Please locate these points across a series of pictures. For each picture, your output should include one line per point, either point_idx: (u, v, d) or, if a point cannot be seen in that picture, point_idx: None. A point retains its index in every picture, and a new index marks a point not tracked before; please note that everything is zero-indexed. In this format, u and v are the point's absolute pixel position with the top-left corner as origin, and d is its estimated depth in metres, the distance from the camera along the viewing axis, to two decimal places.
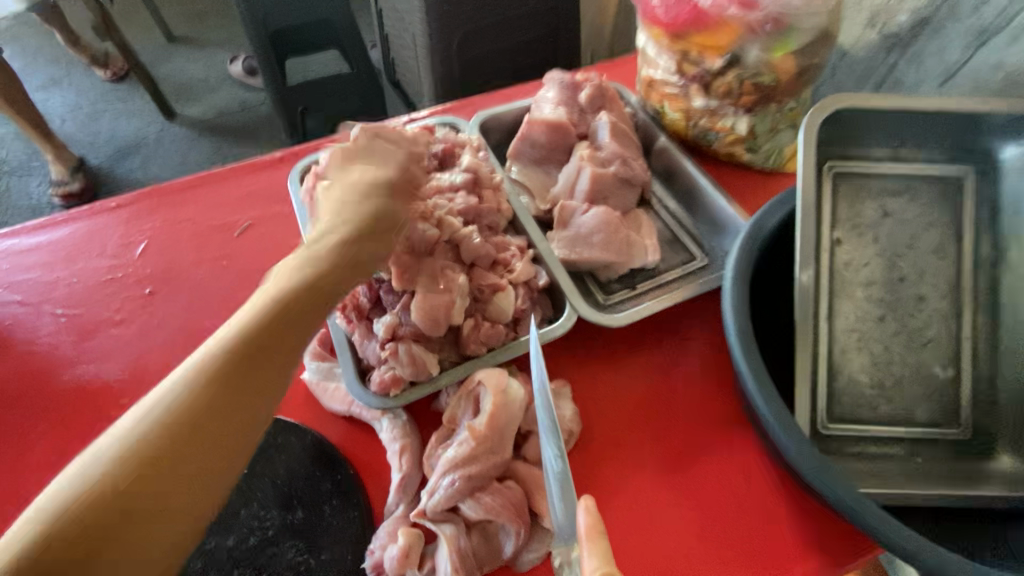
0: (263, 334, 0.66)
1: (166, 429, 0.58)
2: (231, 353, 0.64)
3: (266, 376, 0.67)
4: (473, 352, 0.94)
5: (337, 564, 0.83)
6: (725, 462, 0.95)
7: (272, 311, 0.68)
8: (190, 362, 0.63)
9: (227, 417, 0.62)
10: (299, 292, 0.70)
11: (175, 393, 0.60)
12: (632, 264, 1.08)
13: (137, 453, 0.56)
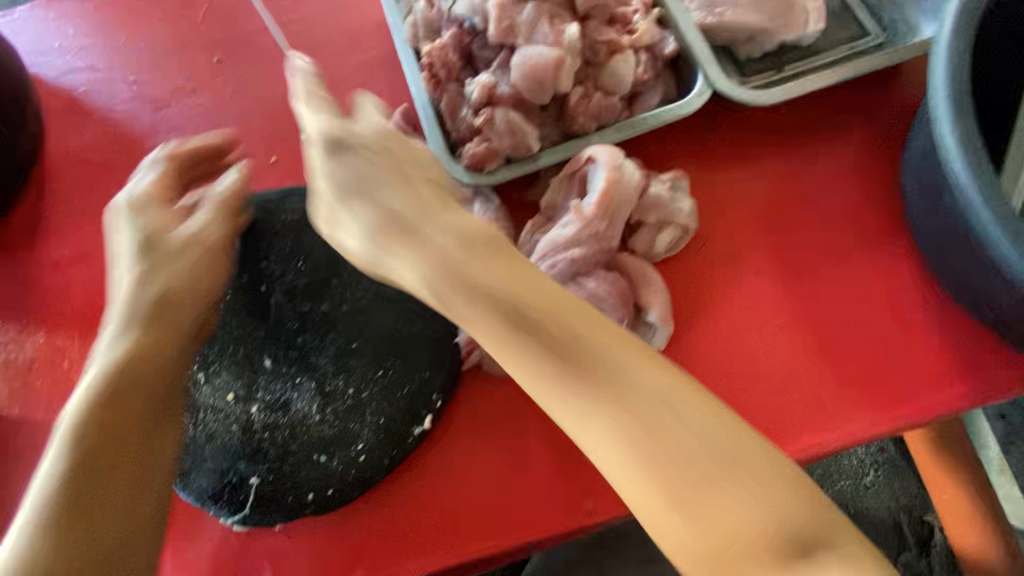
0: (167, 266, 0.68)
1: (139, 349, 0.63)
2: (152, 287, 0.67)
3: (196, 281, 0.69)
4: (580, 129, 0.79)
5: (428, 337, 0.79)
6: (863, 273, 0.80)
7: (149, 258, 0.68)
8: (115, 315, 0.66)
9: (147, 336, 0.65)
10: (153, 241, 0.69)
11: (105, 352, 0.63)
12: (789, 33, 0.86)
13: (121, 364, 0.62)
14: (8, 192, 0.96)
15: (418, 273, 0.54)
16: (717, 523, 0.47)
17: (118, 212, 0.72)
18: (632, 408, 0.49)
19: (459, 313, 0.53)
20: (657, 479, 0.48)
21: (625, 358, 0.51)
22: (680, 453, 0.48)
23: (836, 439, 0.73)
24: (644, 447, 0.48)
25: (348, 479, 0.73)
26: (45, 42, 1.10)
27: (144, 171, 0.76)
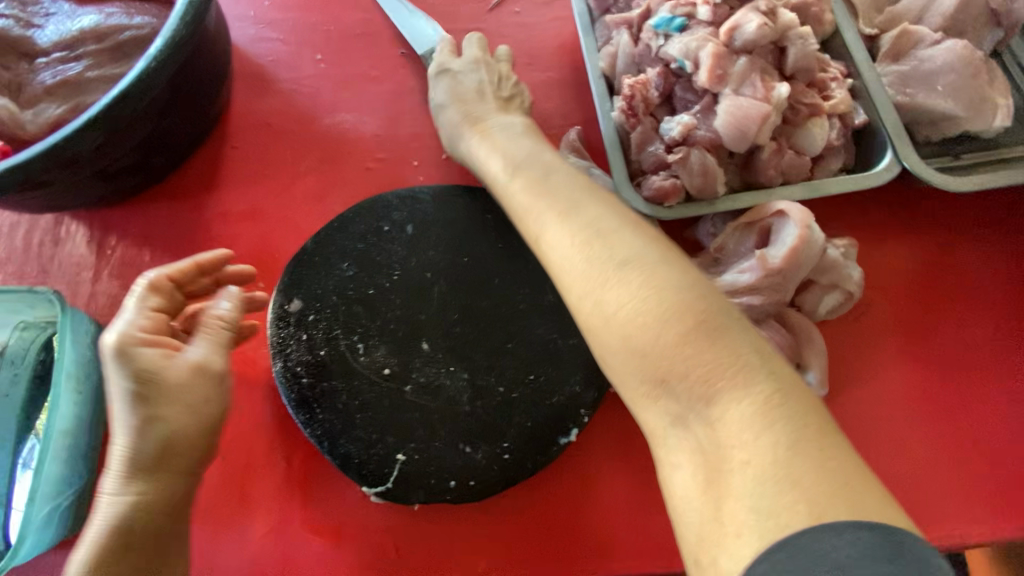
0: (130, 367, 0.61)
1: (132, 442, 0.60)
2: (125, 394, 0.60)
3: (165, 399, 0.61)
4: (765, 181, 0.81)
5: (584, 352, 0.81)
6: (1019, 373, 0.80)
7: (126, 367, 0.60)
8: (111, 406, 0.62)
9: (143, 416, 0.60)
10: (126, 344, 0.61)
11: (119, 439, 0.61)
12: (975, 125, 0.87)
13: (130, 461, 0.60)
14: (195, 141, 1.02)
15: (508, 178, 0.72)
16: (712, 443, 0.48)
17: (129, 303, 0.66)
18: (637, 300, 0.52)
19: (524, 221, 0.65)
20: (651, 382, 0.52)
21: (633, 266, 0.54)
22: (668, 358, 0.50)
23: (976, 534, 0.74)
24: (638, 351, 0.52)
25: (492, 476, 0.75)
26: (239, 5, 1.16)
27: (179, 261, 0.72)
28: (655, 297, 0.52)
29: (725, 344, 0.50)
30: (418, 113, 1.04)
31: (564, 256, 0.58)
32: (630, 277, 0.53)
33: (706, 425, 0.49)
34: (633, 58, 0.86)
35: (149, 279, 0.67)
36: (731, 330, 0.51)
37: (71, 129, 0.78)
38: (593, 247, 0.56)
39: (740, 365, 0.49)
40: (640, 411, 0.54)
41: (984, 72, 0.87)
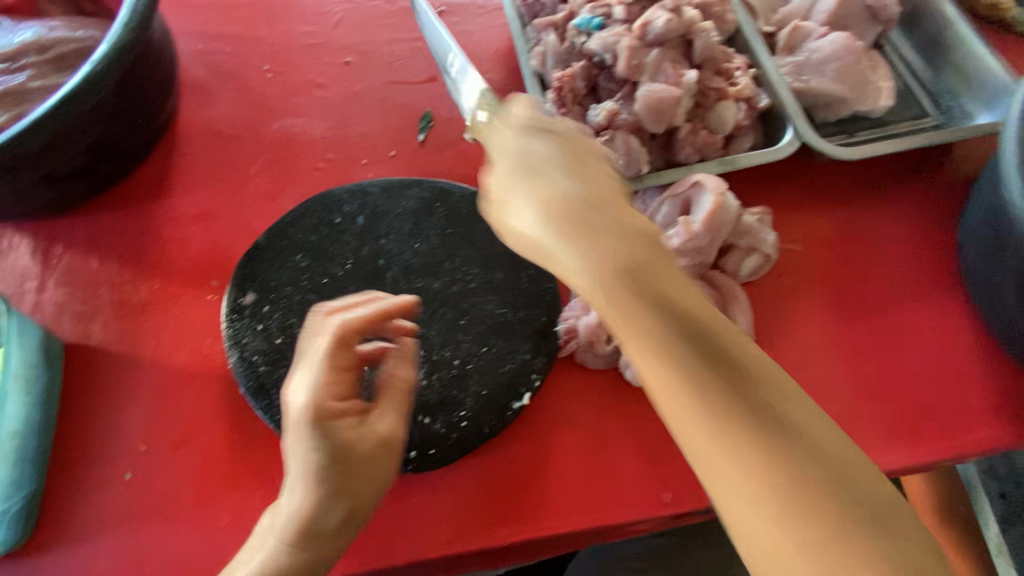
0: (323, 433, 0.66)
1: (323, 492, 0.67)
2: (327, 452, 0.66)
3: (358, 455, 0.68)
4: (685, 159, 0.90)
5: (532, 324, 0.86)
6: (924, 316, 0.90)
7: (325, 431, 0.66)
8: (296, 457, 0.66)
9: (350, 475, 0.67)
10: (321, 406, 0.67)
11: (310, 491, 0.67)
12: (863, 105, 0.99)
13: (315, 510, 0.67)
14: (144, 148, 1.04)
15: (541, 221, 0.58)
16: (827, 549, 0.47)
17: (319, 348, 0.69)
18: (710, 412, 0.50)
19: (549, 259, 0.58)
20: (768, 507, 0.49)
21: (713, 373, 0.51)
22: (709, 451, 0.50)
23: (897, 462, 0.81)
24: (721, 486, 0.50)
25: (451, 444, 0.79)
26: (185, 22, 1.20)
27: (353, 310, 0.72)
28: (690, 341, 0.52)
29: (812, 457, 0.49)
30: (366, 116, 1.09)
31: (641, 350, 0.52)
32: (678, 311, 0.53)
33: (763, 520, 0.49)
34: (561, 55, 0.95)
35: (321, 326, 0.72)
36: (818, 437, 0.50)
37: (14, 132, 0.79)
38: (644, 338, 0.52)
39: (811, 468, 0.49)
40: (728, 517, 0.50)
41: (866, 59, 0.99)
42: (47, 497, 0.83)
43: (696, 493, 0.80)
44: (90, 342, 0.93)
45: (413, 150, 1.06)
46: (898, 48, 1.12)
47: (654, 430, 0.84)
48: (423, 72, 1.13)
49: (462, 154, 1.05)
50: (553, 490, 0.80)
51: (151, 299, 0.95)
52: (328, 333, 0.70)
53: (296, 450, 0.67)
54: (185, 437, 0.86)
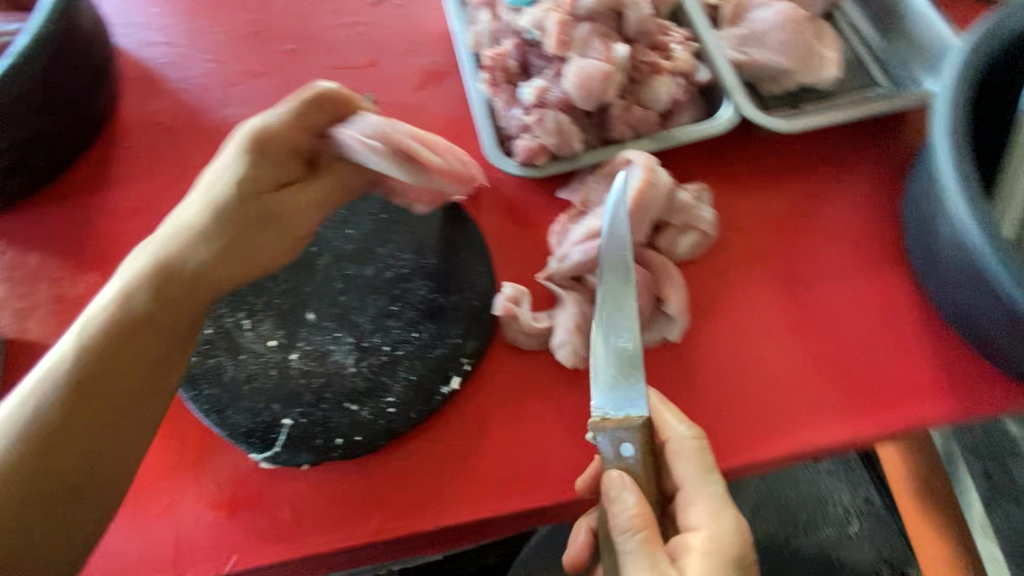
0: (246, 182, 0.75)
1: (190, 260, 0.72)
2: (213, 217, 0.74)
3: (257, 251, 0.77)
4: (618, 137, 0.89)
5: (464, 308, 0.85)
6: (869, 290, 0.88)
7: (248, 180, 0.76)
8: (214, 189, 0.76)
9: (231, 239, 0.74)
10: (265, 158, 0.76)
11: (181, 245, 0.72)
12: (807, 77, 0.97)
13: (183, 265, 0.71)
14: (82, 141, 1.03)
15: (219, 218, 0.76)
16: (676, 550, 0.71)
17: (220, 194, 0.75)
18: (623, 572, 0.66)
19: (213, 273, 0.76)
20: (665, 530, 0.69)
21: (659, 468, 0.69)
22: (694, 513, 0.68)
23: (831, 438, 0.80)
24: None
25: (378, 430, 0.78)
26: (127, 13, 1.19)
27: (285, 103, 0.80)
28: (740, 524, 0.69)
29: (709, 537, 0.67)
30: None
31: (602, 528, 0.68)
32: (722, 496, 0.70)
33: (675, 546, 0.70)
34: (494, 34, 0.93)
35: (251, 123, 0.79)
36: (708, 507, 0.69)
37: None
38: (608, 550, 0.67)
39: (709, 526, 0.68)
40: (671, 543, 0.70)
41: (811, 29, 0.96)
42: None
43: None
44: (28, 336, 0.92)
45: None
46: (851, 18, 1.09)
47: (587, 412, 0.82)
48: (364, 56, 1.12)
49: None
50: (482, 475, 0.79)
51: (89, 293, 0.95)
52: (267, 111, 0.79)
53: (218, 180, 0.76)
54: None
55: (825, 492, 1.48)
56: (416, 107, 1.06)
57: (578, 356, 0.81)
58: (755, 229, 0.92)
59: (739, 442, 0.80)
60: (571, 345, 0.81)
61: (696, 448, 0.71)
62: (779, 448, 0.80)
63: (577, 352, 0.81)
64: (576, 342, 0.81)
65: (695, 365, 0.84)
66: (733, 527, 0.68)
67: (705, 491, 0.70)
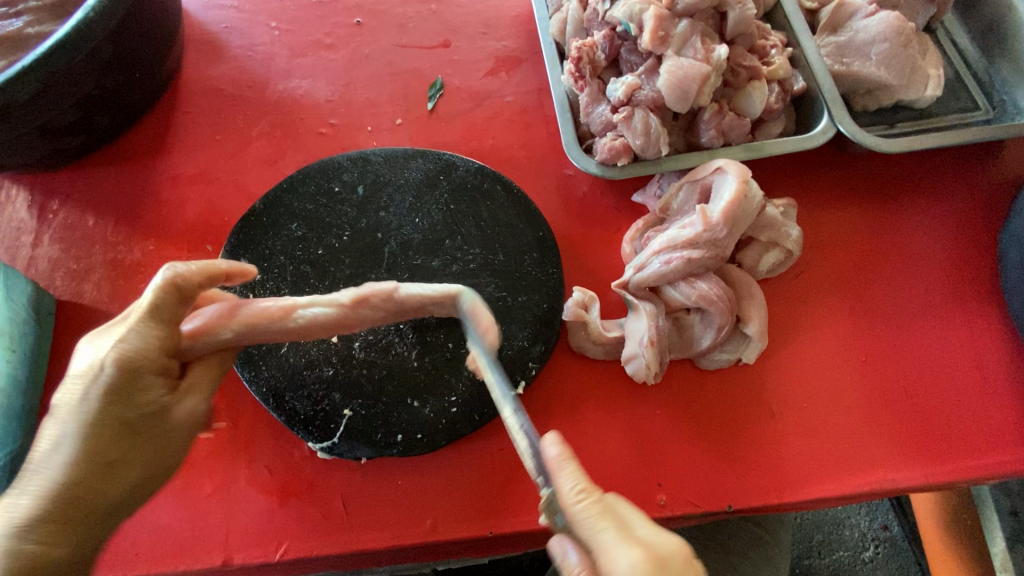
0: (122, 405, 0.59)
1: (62, 519, 0.56)
2: (96, 416, 0.58)
3: (112, 458, 0.59)
4: (707, 143, 0.84)
5: (532, 311, 0.82)
6: (954, 327, 0.84)
7: (120, 393, 0.58)
8: (59, 419, 0.57)
9: (99, 478, 0.58)
10: (126, 383, 0.59)
11: (49, 493, 0.55)
12: (908, 94, 0.91)
13: (69, 496, 0.56)
14: (144, 103, 1.00)
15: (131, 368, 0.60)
16: None
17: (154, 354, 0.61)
18: None
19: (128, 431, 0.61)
20: None
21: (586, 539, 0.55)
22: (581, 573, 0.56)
23: (907, 478, 0.76)
24: None
25: (439, 429, 0.76)
26: None
27: (149, 293, 0.61)
28: (658, 562, 0.50)
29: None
30: (373, 81, 1.04)
31: None
32: (618, 544, 0.51)
33: None
34: (582, 24, 0.88)
35: (108, 327, 0.62)
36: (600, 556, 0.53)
37: (3, 78, 0.75)
38: None
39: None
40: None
41: (916, 44, 0.91)
42: None
43: (689, 496, 0.76)
44: (83, 300, 0.91)
45: (421, 118, 1.01)
46: (953, 34, 1.02)
47: (651, 428, 0.80)
48: (436, 36, 1.07)
49: (471, 127, 1.00)
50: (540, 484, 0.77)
51: (145, 261, 0.93)
52: (111, 335, 0.60)
53: (69, 411, 0.57)
54: None
55: (843, 514, 1.44)
56: (488, 94, 1.02)
57: (651, 372, 0.77)
58: (839, 253, 0.87)
59: (807, 475, 0.77)
60: (645, 359, 0.77)
61: (586, 508, 0.53)
62: (851, 483, 0.76)
63: (650, 367, 0.77)
64: (651, 357, 0.77)
65: (766, 389, 0.81)
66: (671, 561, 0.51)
67: (635, 541, 0.51)
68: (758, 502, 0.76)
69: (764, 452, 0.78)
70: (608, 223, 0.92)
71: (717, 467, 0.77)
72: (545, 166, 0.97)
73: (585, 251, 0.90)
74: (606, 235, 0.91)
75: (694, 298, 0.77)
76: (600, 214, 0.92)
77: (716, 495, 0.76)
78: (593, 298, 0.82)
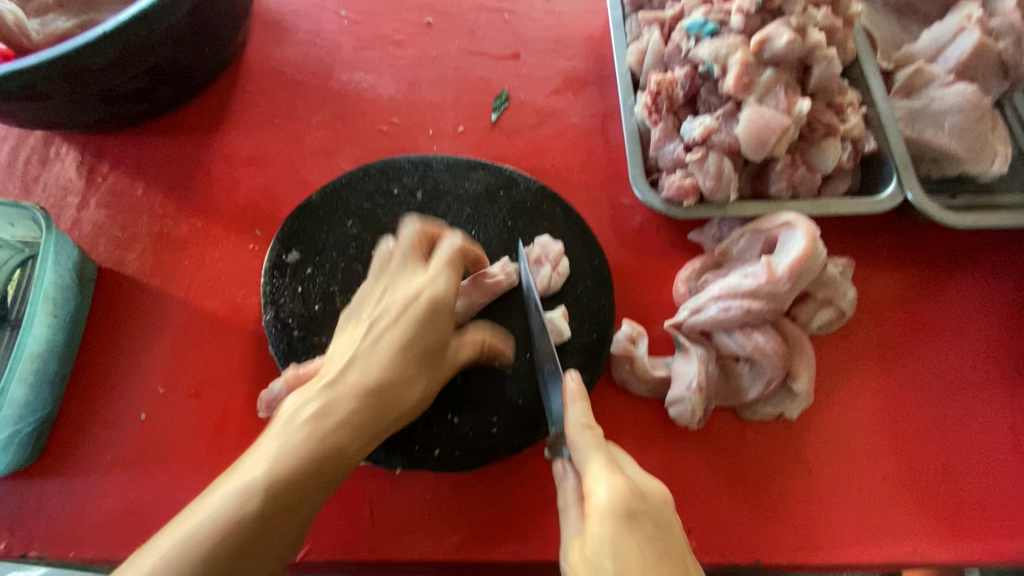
0: (429, 328, 0.67)
1: (370, 416, 0.62)
2: (398, 367, 0.64)
3: (409, 386, 0.65)
4: (776, 193, 0.84)
5: (580, 339, 0.81)
6: (993, 406, 0.83)
7: (427, 322, 0.67)
8: (362, 359, 0.64)
9: (360, 428, 0.61)
10: (430, 317, 0.68)
11: (302, 447, 0.56)
12: (974, 167, 0.90)
13: (315, 459, 0.56)
14: (206, 78, 0.99)
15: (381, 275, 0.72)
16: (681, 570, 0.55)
17: (400, 255, 0.73)
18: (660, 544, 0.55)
19: (410, 316, 0.67)
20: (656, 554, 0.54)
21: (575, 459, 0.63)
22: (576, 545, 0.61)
23: (937, 555, 0.76)
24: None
25: (477, 450, 0.75)
26: None
27: (444, 247, 0.72)
28: (633, 492, 0.56)
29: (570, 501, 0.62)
30: (438, 83, 1.03)
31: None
32: (605, 470, 0.58)
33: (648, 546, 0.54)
34: (662, 57, 0.89)
35: (411, 262, 0.72)
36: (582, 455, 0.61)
37: (81, 43, 0.74)
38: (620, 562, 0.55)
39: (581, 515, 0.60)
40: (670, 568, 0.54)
41: (990, 119, 0.90)
42: (58, 420, 0.81)
43: (717, 544, 0.75)
44: (124, 270, 0.89)
45: (483, 128, 1.00)
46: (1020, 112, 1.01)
47: (685, 472, 0.79)
48: (505, 47, 1.07)
49: (533, 143, 0.99)
50: None
51: (191, 237, 0.92)
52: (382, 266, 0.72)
53: (369, 342, 0.66)
54: (204, 386, 0.83)
55: None
56: (553, 112, 1.02)
57: (696, 417, 0.76)
58: (889, 318, 0.87)
59: (836, 540, 0.76)
60: (690, 404, 0.76)
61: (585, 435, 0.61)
62: (882, 552, 0.75)
63: (695, 413, 0.76)
64: (698, 402, 0.76)
65: (803, 446, 0.81)
66: (646, 496, 0.57)
67: (620, 473, 0.58)
68: (786, 558, 0.75)
69: (794, 510, 0.77)
70: (661, 258, 0.91)
71: (748, 519, 0.77)
72: (603, 192, 0.96)
73: (636, 284, 0.89)
74: (659, 270, 0.90)
75: (748, 349, 0.76)
76: (654, 247, 0.92)
77: (745, 547, 0.76)
78: (642, 333, 0.82)
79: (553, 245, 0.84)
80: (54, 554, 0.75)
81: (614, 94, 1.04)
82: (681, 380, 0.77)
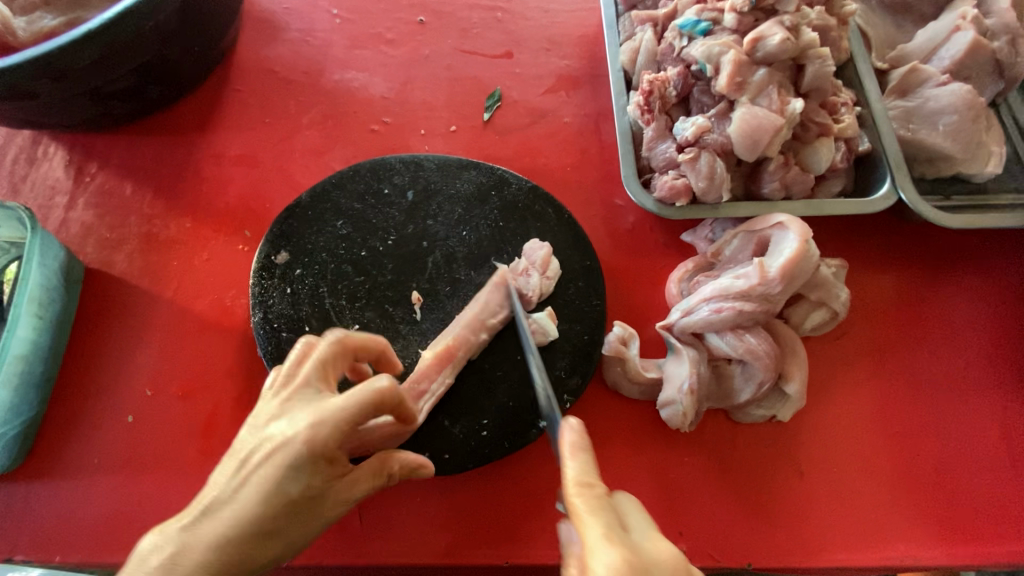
0: (326, 462, 0.55)
1: (287, 521, 0.56)
2: (317, 485, 0.56)
3: (325, 494, 0.58)
4: (769, 194, 0.83)
5: (571, 341, 0.81)
6: (988, 408, 0.83)
7: (322, 456, 0.55)
8: (267, 471, 0.54)
9: (282, 530, 0.56)
10: (320, 456, 0.55)
11: (234, 526, 0.54)
12: (967, 168, 0.89)
13: (237, 545, 0.54)
14: (196, 76, 0.98)
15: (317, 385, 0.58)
16: None
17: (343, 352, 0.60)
18: None
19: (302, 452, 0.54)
20: None
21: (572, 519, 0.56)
22: None
23: (930, 558, 0.75)
24: None
25: (468, 453, 0.74)
26: None
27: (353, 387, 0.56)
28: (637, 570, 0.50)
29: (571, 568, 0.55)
30: (430, 82, 1.03)
31: None
32: (606, 542, 0.51)
33: None
34: (655, 56, 0.88)
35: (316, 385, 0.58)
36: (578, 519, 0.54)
37: (66, 41, 0.73)
38: None
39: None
40: None
41: (984, 119, 0.89)
42: (45, 423, 0.80)
43: (708, 548, 0.75)
44: (112, 270, 0.89)
45: (475, 128, 0.99)
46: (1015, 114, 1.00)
47: (677, 474, 0.79)
48: (498, 46, 1.06)
49: (526, 143, 0.99)
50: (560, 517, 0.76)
51: (180, 238, 0.91)
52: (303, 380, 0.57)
53: (250, 478, 0.54)
54: (192, 389, 0.82)
55: None
56: (546, 112, 1.01)
57: (688, 419, 0.76)
58: (883, 319, 0.86)
59: (828, 543, 0.75)
60: (682, 406, 0.76)
61: (584, 500, 0.54)
62: (875, 556, 0.75)
63: (687, 415, 0.76)
64: (689, 404, 0.75)
65: (796, 449, 0.80)
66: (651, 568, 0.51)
67: (621, 542, 0.52)
68: (778, 562, 0.75)
69: (786, 513, 0.77)
70: (654, 259, 0.91)
71: (740, 522, 0.76)
72: (597, 192, 0.96)
73: (629, 285, 0.89)
74: (652, 272, 0.90)
75: (740, 351, 0.75)
76: (647, 248, 0.91)
77: (737, 551, 0.75)
78: (633, 334, 0.81)
79: (540, 249, 0.83)
80: (39, 559, 0.74)
81: (607, 93, 1.03)
82: (673, 383, 0.77)
